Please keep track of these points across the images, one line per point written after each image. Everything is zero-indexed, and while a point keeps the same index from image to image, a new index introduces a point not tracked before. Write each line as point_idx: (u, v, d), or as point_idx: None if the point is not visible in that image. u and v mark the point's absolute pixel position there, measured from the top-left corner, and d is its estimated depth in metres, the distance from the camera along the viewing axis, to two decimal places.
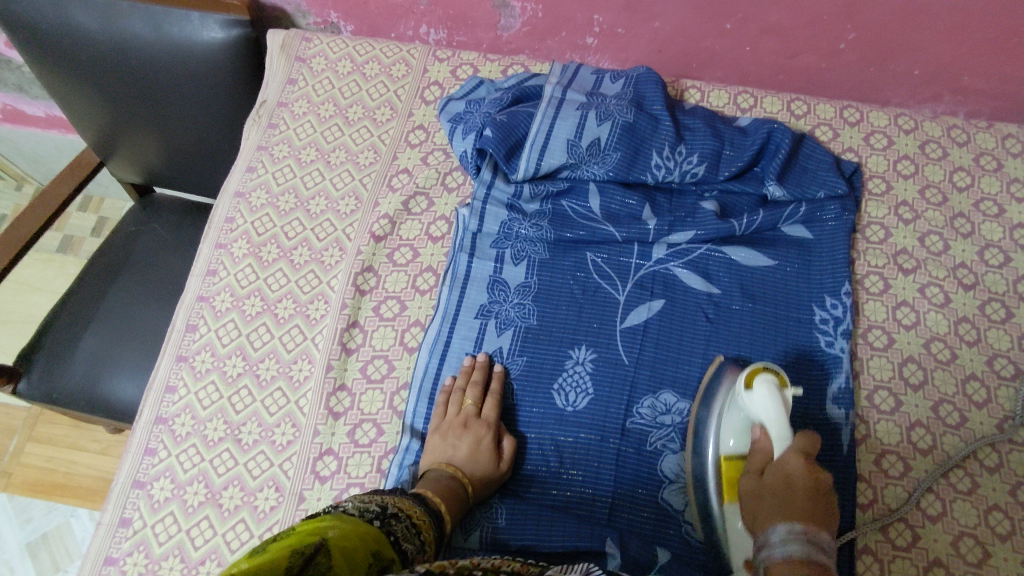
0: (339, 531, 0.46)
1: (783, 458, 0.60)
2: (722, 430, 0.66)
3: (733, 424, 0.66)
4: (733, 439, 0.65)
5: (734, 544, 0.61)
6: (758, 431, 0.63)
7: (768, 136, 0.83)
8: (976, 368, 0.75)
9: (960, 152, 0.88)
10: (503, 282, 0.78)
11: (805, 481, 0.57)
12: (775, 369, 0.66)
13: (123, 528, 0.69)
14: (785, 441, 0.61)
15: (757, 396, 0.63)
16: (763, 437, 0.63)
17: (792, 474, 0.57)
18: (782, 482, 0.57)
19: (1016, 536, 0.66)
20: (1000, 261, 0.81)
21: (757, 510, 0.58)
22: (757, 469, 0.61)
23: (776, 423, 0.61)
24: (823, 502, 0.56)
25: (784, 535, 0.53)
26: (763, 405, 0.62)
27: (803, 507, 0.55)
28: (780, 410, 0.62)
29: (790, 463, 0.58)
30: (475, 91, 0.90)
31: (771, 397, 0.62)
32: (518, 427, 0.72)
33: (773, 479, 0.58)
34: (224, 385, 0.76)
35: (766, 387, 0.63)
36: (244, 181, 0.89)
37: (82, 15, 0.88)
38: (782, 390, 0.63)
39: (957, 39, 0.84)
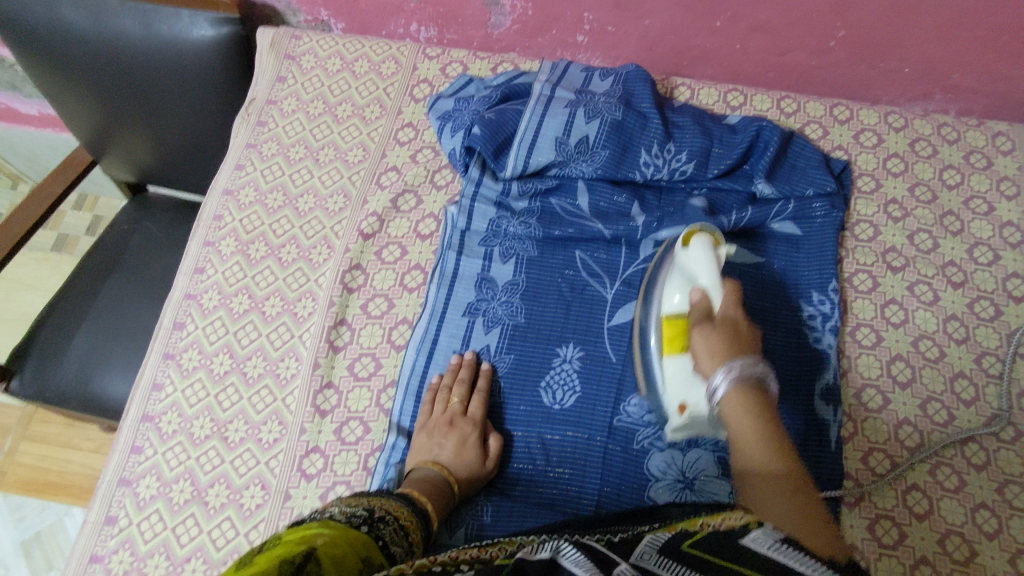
0: (327, 538, 0.46)
1: (724, 312, 0.62)
2: (666, 290, 0.66)
3: (675, 282, 0.66)
4: (676, 296, 0.65)
5: (670, 385, 0.63)
6: (698, 287, 0.64)
7: (757, 134, 0.83)
8: (965, 366, 0.74)
9: (950, 150, 0.88)
10: (491, 280, 0.78)
11: (747, 331, 0.60)
12: (711, 231, 0.68)
13: (109, 527, 0.69)
14: (719, 293, 0.63)
15: (697, 250, 0.65)
16: (703, 298, 0.63)
17: (741, 329, 0.60)
18: (732, 330, 0.60)
19: (1003, 533, 0.66)
20: (990, 259, 0.80)
21: (711, 351, 0.59)
22: (703, 317, 0.61)
23: (711, 272, 0.64)
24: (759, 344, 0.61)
25: (733, 381, 0.56)
26: (700, 260, 0.64)
27: (751, 354, 0.58)
28: (713, 265, 0.64)
29: (731, 316, 0.61)
30: (464, 89, 0.90)
31: (707, 256, 0.64)
32: (505, 424, 0.72)
33: (723, 326, 0.60)
34: (210, 382, 0.76)
35: (704, 245, 0.65)
36: (233, 179, 0.89)
37: (72, 13, 0.88)
38: (717, 248, 0.66)
39: (948, 37, 0.84)
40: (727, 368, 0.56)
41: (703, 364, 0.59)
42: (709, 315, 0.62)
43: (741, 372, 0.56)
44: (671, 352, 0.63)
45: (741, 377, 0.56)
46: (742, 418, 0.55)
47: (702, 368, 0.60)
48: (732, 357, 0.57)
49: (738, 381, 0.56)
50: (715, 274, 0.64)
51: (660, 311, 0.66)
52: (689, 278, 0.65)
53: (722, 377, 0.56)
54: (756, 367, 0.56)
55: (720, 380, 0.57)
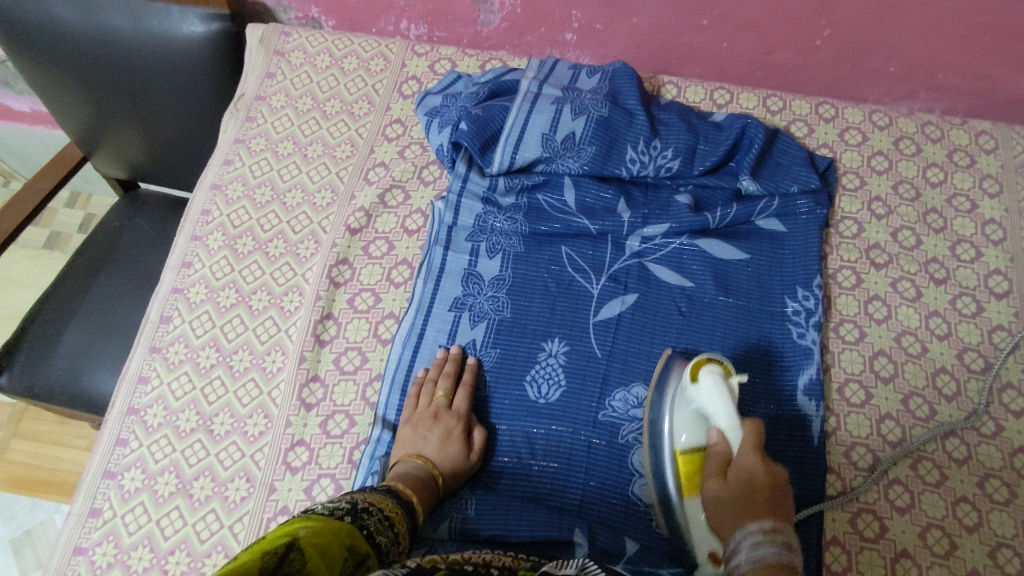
0: (311, 529, 0.46)
1: (743, 463, 0.59)
2: (676, 424, 0.66)
3: (689, 417, 0.65)
4: (686, 435, 0.65)
5: (696, 537, 0.62)
6: (715, 429, 0.62)
7: (742, 131, 0.83)
8: (947, 361, 0.75)
9: (934, 148, 0.88)
10: (478, 275, 0.78)
11: (763, 480, 0.57)
12: (720, 360, 0.66)
13: (93, 519, 0.69)
14: (737, 431, 0.62)
15: (705, 385, 0.63)
16: (720, 439, 0.62)
17: (755, 481, 0.57)
18: (745, 485, 0.57)
19: (983, 527, 0.66)
20: (972, 256, 0.81)
21: (724, 512, 0.57)
22: (718, 473, 0.60)
23: (726, 408, 0.62)
24: (779, 492, 0.58)
25: (753, 538, 0.53)
26: (712, 393, 0.62)
27: (768, 513, 0.55)
28: (727, 399, 0.62)
29: (746, 461, 0.59)
30: (452, 85, 0.90)
31: (718, 387, 0.62)
32: (490, 419, 0.72)
33: (734, 483, 0.58)
34: (197, 375, 0.76)
35: (714, 376, 0.63)
36: (221, 173, 0.89)
37: (62, 9, 0.88)
38: (728, 378, 0.64)
39: (931, 36, 0.85)
40: (748, 531, 0.54)
41: (723, 517, 0.58)
42: (724, 471, 0.60)
43: (760, 542, 0.53)
44: (689, 491, 0.63)
45: (760, 543, 0.53)
46: (757, 570, 0.51)
47: (716, 518, 0.58)
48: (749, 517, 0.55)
49: (755, 543, 0.53)
50: (731, 410, 0.62)
51: (674, 448, 0.65)
52: (705, 413, 0.64)
53: (743, 540, 0.54)
54: (781, 533, 0.53)
55: (739, 549, 0.54)
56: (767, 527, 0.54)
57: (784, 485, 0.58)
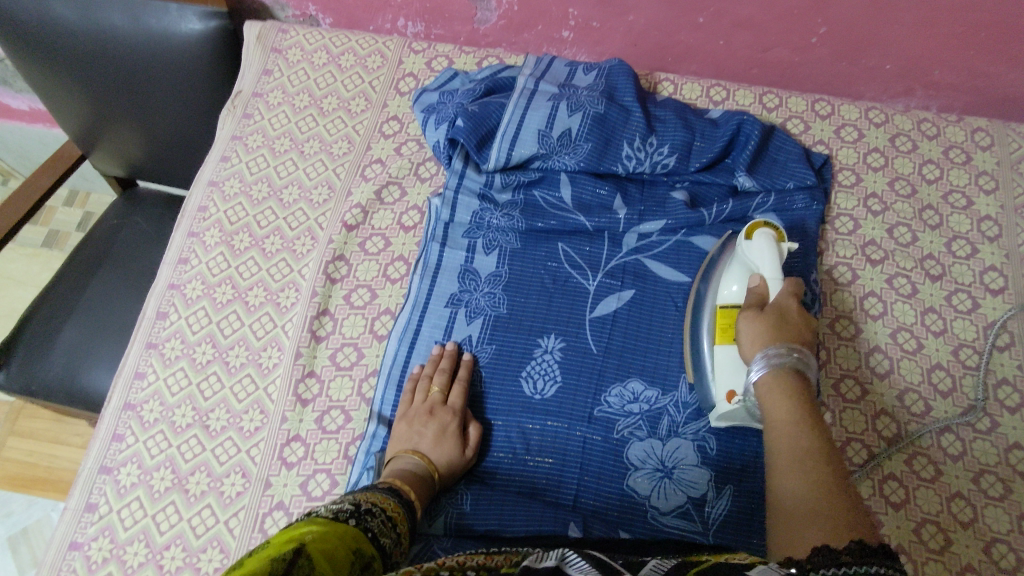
0: (316, 533, 0.45)
1: (779, 302, 0.62)
2: (726, 279, 0.69)
3: (736, 271, 0.68)
4: (734, 285, 0.67)
5: (720, 377, 0.65)
6: (756, 275, 0.65)
7: (738, 128, 0.83)
8: (942, 357, 0.75)
9: (930, 145, 0.88)
10: (474, 271, 0.79)
11: (798, 318, 0.60)
12: (776, 226, 0.69)
13: (89, 514, 0.69)
14: (779, 282, 0.64)
15: (758, 243, 0.67)
16: (761, 283, 0.65)
17: (790, 315, 0.60)
18: (779, 314, 0.60)
19: (978, 523, 0.66)
20: (967, 252, 0.81)
21: (750, 334, 0.60)
22: (755, 304, 0.63)
23: (770, 263, 0.65)
24: (811, 332, 0.60)
25: (770, 357, 0.57)
26: (761, 249, 0.66)
27: (793, 340, 0.58)
28: (774, 254, 0.66)
29: (785, 303, 0.62)
30: (449, 82, 0.90)
31: (767, 244, 0.66)
32: (485, 414, 0.72)
33: (769, 312, 0.61)
34: (193, 371, 0.76)
35: (766, 237, 0.67)
36: (218, 170, 0.89)
37: (60, 7, 0.88)
38: (780, 243, 0.67)
39: (927, 33, 0.85)
40: (772, 347, 0.57)
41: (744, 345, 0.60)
42: (761, 305, 0.63)
43: (779, 356, 0.56)
44: (722, 340, 0.66)
45: (777, 359, 0.56)
46: (772, 390, 0.56)
47: (745, 347, 0.60)
48: (773, 339, 0.58)
49: (775, 362, 0.56)
50: (777, 266, 0.65)
51: (717, 302, 0.68)
52: (750, 267, 0.67)
53: (761, 360, 0.57)
54: (802, 359, 0.57)
55: (756, 365, 0.57)
56: (789, 348, 0.57)
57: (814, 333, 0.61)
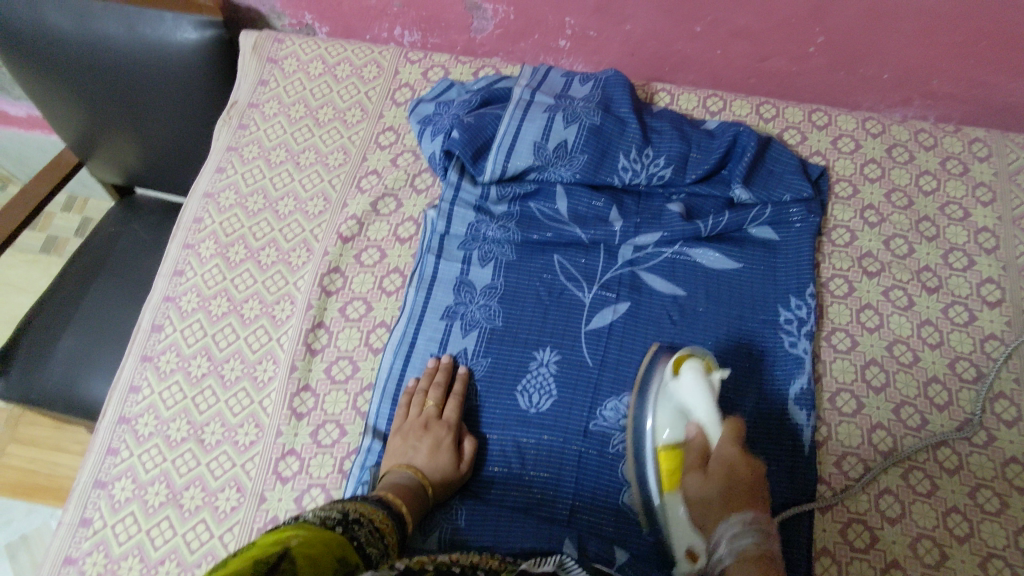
0: (301, 539, 0.45)
1: (720, 455, 0.62)
2: (658, 418, 0.68)
3: (669, 412, 0.67)
4: (669, 429, 0.67)
5: (674, 533, 0.64)
6: (693, 423, 0.66)
7: (734, 139, 0.83)
8: (939, 371, 0.75)
9: (927, 156, 0.88)
10: (469, 284, 0.78)
11: (744, 467, 0.61)
12: (702, 355, 0.69)
13: (83, 528, 0.69)
14: (716, 426, 0.65)
15: (687, 381, 0.66)
16: (699, 432, 0.65)
17: (736, 471, 0.61)
18: (726, 474, 0.61)
19: (973, 538, 0.66)
20: (964, 264, 0.81)
21: (709, 509, 0.61)
22: (699, 463, 0.64)
23: (706, 407, 0.65)
24: (757, 480, 0.61)
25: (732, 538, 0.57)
26: (694, 394, 0.65)
27: (749, 507, 0.59)
28: (708, 393, 0.65)
29: (726, 453, 0.62)
30: (445, 93, 0.90)
31: (699, 385, 0.65)
32: (480, 428, 0.72)
33: (716, 471, 0.61)
34: (188, 385, 0.76)
35: (696, 372, 0.66)
36: (214, 181, 0.89)
37: (56, 17, 0.88)
38: (710, 374, 0.66)
39: (925, 43, 0.85)
40: (732, 522, 0.58)
41: (709, 513, 0.61)
42: (704, 462, 0.64)
43: (739, 532, 0.57)
44: (669, 489, 0.65)
45: (738, 538, 0.57)
46: (742, 555, 0.55)
47: (699, 518, 0.61)
48: (732, 515, 0.59)
49: (738, 538, 0.57)
50: (711, 406, 0.65)
51: (654, 442, 0.67)
52: (685, 407, 0.67)
53: (726, 539, 0.57)
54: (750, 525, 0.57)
55: (721, 543, 0.58)
56: (749, 518, 0.58)
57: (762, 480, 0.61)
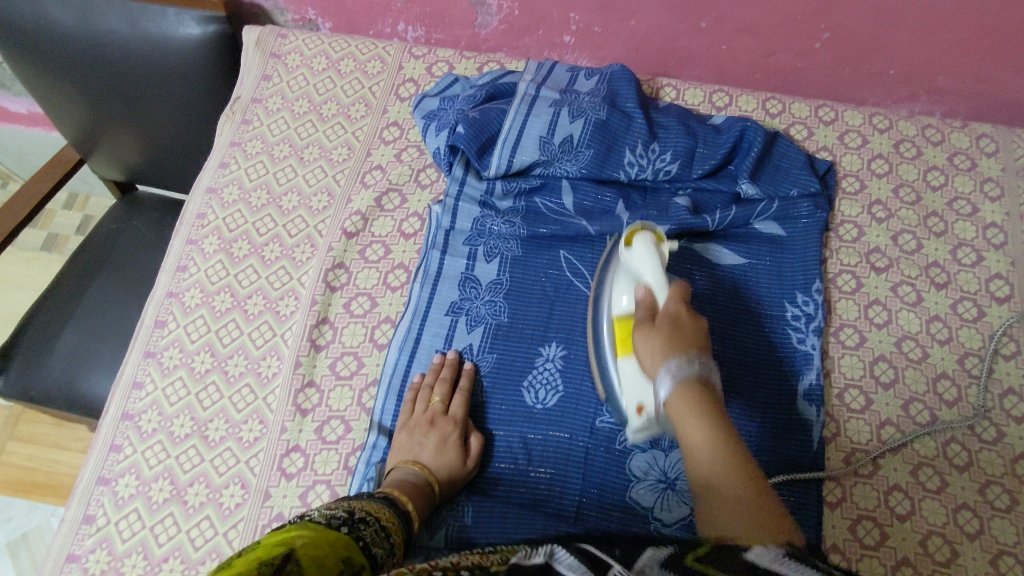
0: (307, 539, 0.44)
1: (668, 309, 0.62)
2: (615, 291, 0.68)
3: (623, 283, 0.68)
4: (624, 297, 0.67)
5: (628, 389, 0.64)
6: (642, 285, 0.65)
7: (741, 134, 0.83)
8: (947, 367, 0.74)
9: (934, 151, 0.88)
10: (475, 279, 0.78)
11: (691, 324, 0.60)
12: (652, 229, 0.69)
13: (86, 526, 0.68)
14: (664, 289, 0.64)
15: (638, 251, 0.67)
16: (647, 294, 0.64)
17: (682, 327, 0.60)
18: (672, 322, 0.60)
19: (984, 535, 0.66)
20: (973, 260, 0.80)
21: (652, 345, 0.59)
22: (645, 317, 0.62)
23: (654, 269, 0.65)
24: (703, 333, 0.60)
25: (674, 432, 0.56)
26: (645, 258, 0.66)
27: (696, 348, 0.57)
28: (656, 260, 0.66)
29: (673, 309, 0.61)
30: (450, 88, 0.90)
31: (649, 251, 0.66)
32: (486, 424, 0.72)
33: (662, 322, 0.60)
34: (191, 381, 0.75)
35: (646, 243, 0.67)
36: (217, 177, 0.89)
37: (57, 12, 0.88)
38: (659, 246, 0.67)
39: (932, 38, 0.84)
40: (665, 372, 0.56)
41: (648, 369, 0.60)
42: (652, 318, 0.62)
43: (680, 367, 0.55)
44: (624, 352, 0.65)
45: (680, 386, 0.55)
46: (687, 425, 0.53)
47: (648, 361, 0.60)
48: (673, 351, 0.57)
49: (680, 371, 0.55)
50: (659, 270, 0.65)
51: (613, 313, 0.68)
52: (636, 275, 0.67)
53: (667, 377, 0.56)
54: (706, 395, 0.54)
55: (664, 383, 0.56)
56: (690, 355, 0.56)
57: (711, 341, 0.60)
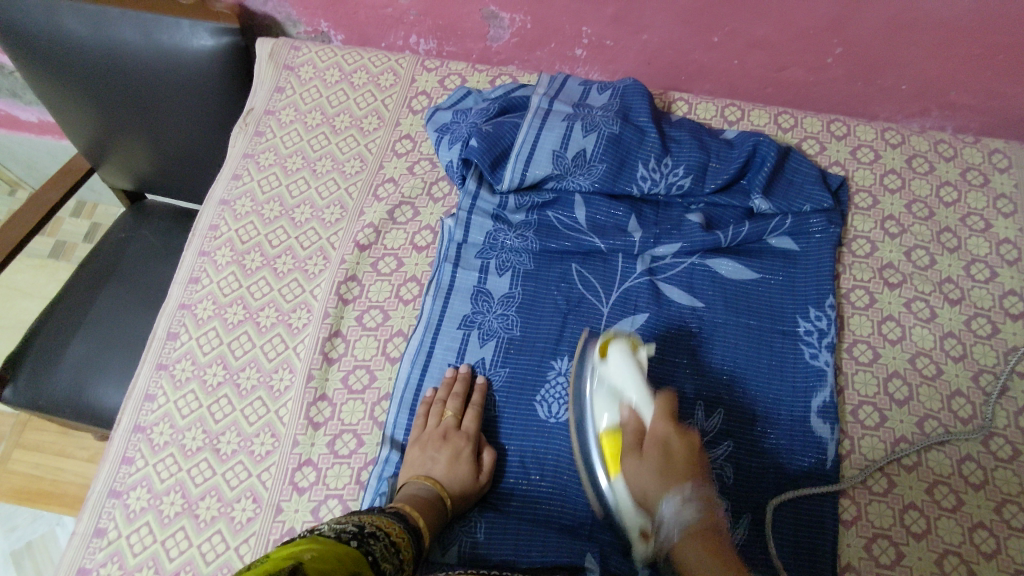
0: (315, 553, 0.44)
1: (656, 433, 0.62)
2: (594, 407, 0.67)
3: (604, 397, 0.66)
4: (606, 415, 0.66)
5: (626, 517, 0.63)
6: (626, 406, 0.65)
7: (755, 149, 0.83)
8: (962, 384, 0.74)
9: (947, 167, 0.88)
10: (487, 293, 0.78)
11: (681, 444, 0.61)
12: (628, 335, 0.69)
13: (97, 539, 0.68)
14: (649, 405, 0.64)
15: (616, 364, 0.66)
16: (634, 415, 0.64)
17: (673, 450, 0.60)
18: (662, 450, 0.60)
19: (1000, 554, 0.65)
20: (986, 276, 0.80)
21: (648, 484, 0.59)
22: (634, 446, 0.62)
23: (637, 388, 0.65)
24: (696, 456, 0.61)
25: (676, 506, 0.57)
26: (624, 373, 0.66)
27: (690, 479, 0.58)
28: (638, 376, 0.65)
29: (661, 431, 0.61)
30: (462, 101, 0.90)
31: (629, 365, 0.66)
32: (499, 439, 0.72)
33: (653, 453, 0.60)
34: (203, 394, 0.75)
35: (622, 353, 0.67)
36: (230, 188, 0.89)
37: (72, 24, 0.88)
38: (635, 353, 0.67)
39: (944, 54, 0.84)
40: (671, 494, 0.57)
41: (647, 487, 0.60)
42: (640, 442, 0.63)
43: (684, 506, 0.56)
44: (615, 472, 0.64)
45: (684, 508, 0.56)
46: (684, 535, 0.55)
47: (640, 493, 0.60)
48: (672, 488, 0.58)
49: (682, 516, 0.56)
50: (643, 386, 0.65)
51: (596, 430, 0.66)
52: (616, 393, 0.66)
53: (671, 513, 0.57)
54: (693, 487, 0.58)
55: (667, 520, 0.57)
56: (688, 492, 0.57)
57: (700, 449, 0.61)
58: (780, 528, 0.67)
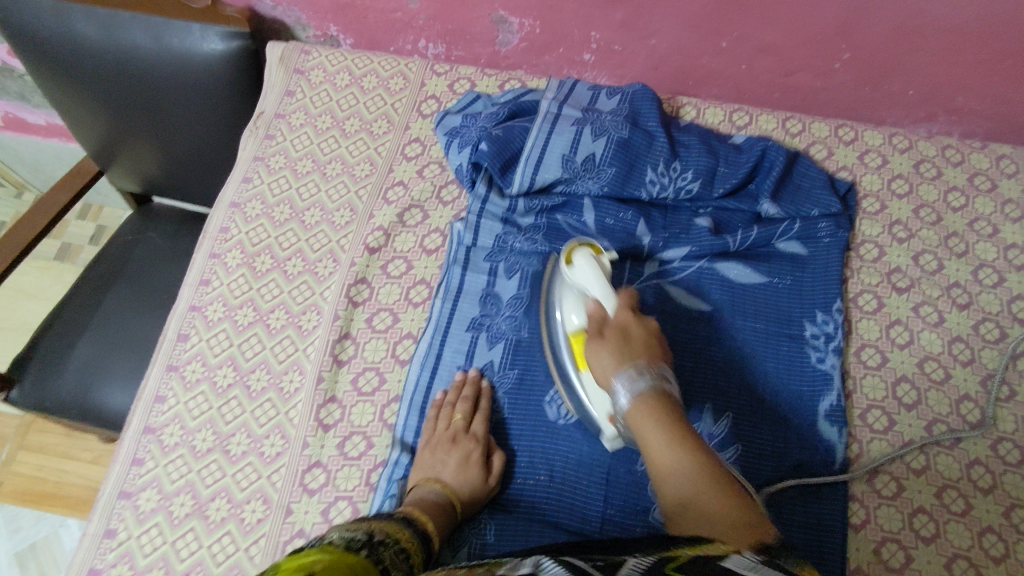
0: (325, 564, 0.43)
1: (616, 321, 0.64)
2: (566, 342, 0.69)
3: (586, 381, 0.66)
4: (575, 316, 0.68)
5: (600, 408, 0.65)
6: (589, 299, 0.67)
7: (763, 153, 0.84)
8: (971, 388, 0.74)
9: (955, 173, 0.88)
10: (496, 296, 0.78)
11: (638, 335, 0.62)
12: (590, 242, 0.71)
13: (107, 540, 0.68)
14: (612, 298, 0.66)
15: (579, 264, 0.68)
16: (595, 307, 0.66)
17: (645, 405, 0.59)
18: (620, 335, 0.62)
19: (1010, 559, 0.65)
20: (994, 281, 0.80)
21: (604, 362, 0.61)
22: (595, 330, 0.64)
23: (598, 287, 0.66)
24: (654, 340, 0.62)
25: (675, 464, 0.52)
26: (585, 273, 0.67)
27: (644, 356, 0.60)
28: (599, 274, 0.67)
29: (621, 319, 0.64)
30: (472, 105, 0.90)
31: (589, 264, 0.68)
32: (509, 441, 0.72)
33: (611, 336, 0.62)
34: (214, 395, 0.75)
35: (586, 257, 0.68)
36: (240, 191, 0.89)
37: (83, 27, 0.89)
38: (598, 257, 0.69)
39: (952, 60, 0.85)
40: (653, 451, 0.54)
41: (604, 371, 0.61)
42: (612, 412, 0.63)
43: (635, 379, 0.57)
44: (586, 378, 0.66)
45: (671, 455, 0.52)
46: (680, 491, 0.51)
47: None
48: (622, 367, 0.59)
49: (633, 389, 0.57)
50: (603, 280, 0.67)
51: (568, 332, 0.68)
52: (582, 292, 0.68)
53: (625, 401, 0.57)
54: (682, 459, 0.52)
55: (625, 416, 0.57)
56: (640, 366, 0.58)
57: (660, 344, 0.63)
58: (789, 534, 0.67)
